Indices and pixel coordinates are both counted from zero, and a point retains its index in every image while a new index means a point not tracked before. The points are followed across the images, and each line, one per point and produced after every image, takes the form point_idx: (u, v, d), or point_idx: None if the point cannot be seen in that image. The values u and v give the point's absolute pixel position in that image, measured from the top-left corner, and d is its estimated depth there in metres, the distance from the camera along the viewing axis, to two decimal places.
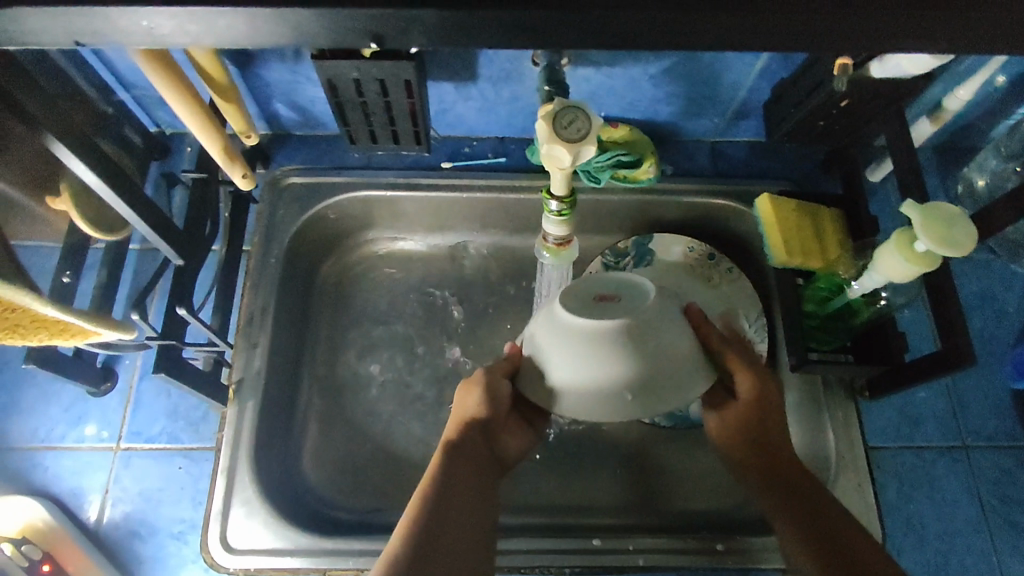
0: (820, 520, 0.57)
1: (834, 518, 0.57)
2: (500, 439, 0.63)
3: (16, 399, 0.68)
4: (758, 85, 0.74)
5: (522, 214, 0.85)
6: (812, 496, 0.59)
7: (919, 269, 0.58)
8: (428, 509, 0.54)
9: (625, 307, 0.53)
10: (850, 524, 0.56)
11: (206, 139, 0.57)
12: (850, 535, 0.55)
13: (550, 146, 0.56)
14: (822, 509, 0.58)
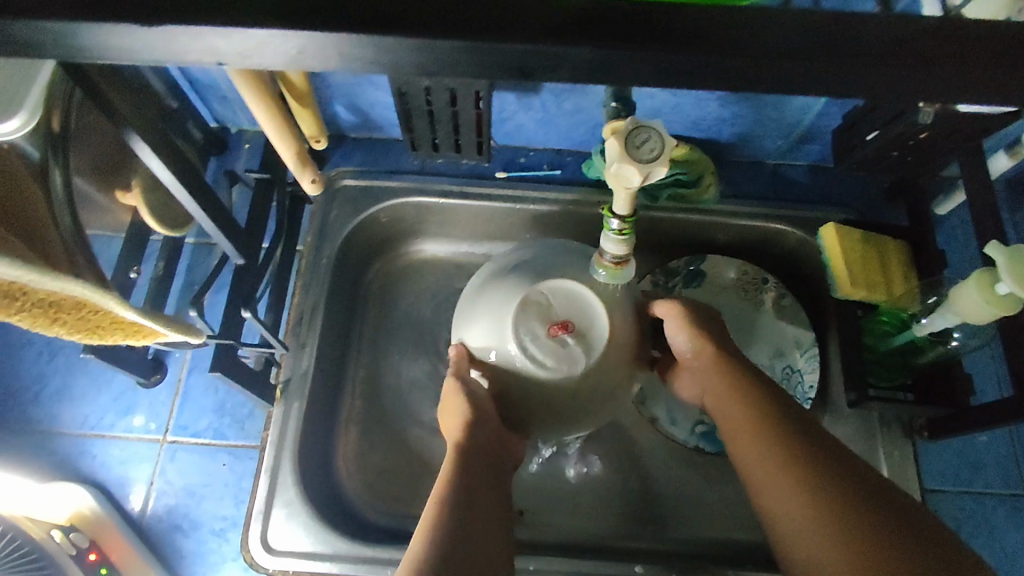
0: (795, 433, 0.53)
1: (810, 432, 0.53)
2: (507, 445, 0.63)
3: (68, 385, 0.69)
4: (828, 110, 0.72)
5: (574, 227, 0.84)
6: (782, 412, 0.55)
7: (1000, 312, 0.56)
8: (450, 512, 0.53)
9: (573, 345, 0.62)
10: (825, 439, 0.52)
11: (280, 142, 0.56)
12: (828, 449, 0.52)
13: (619, 166, 0.54)
14: (793, 421, 0.54)
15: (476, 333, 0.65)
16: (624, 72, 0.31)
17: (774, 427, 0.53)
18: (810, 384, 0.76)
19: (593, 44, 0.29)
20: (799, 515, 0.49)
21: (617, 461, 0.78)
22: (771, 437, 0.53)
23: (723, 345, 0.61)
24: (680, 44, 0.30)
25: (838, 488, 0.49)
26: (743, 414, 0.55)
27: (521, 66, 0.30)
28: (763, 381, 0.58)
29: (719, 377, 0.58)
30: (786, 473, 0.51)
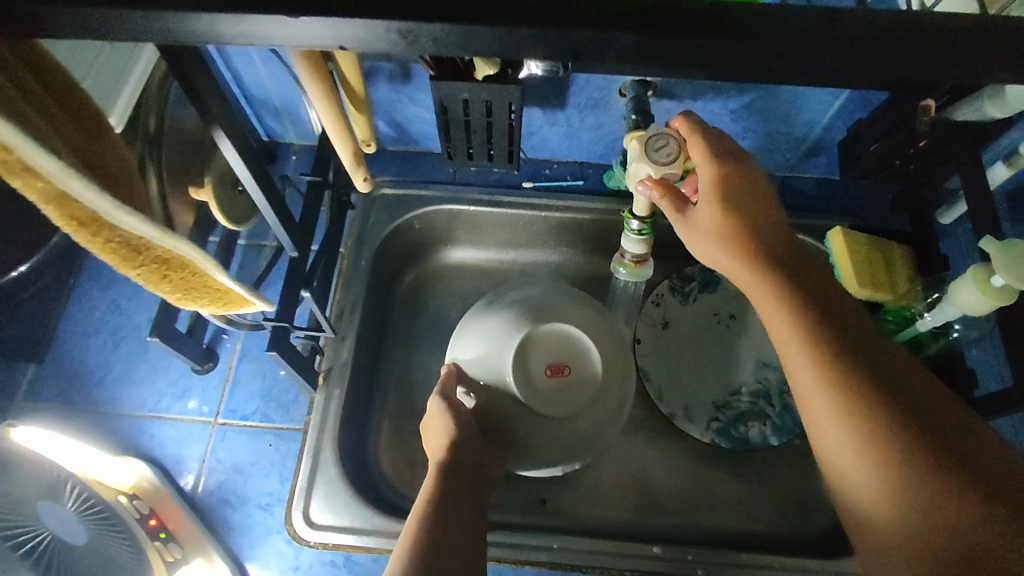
0: (853, 348, 0.50)
1: (868, 344, 0.51)
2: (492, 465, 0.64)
3: (129, 370, 0.75)
4: (833, 124, 0.77)
5: (594, 234, 0.90)
6: (843, 323, 0.51)
7: (998, 303, 0.60)
8: (429, 527, 0.56)
9: (561, 387, 0.67)
10: (885, 352, 0.51)
11: (336, 137, 0.56)
12: (888, 365, 0.50)
13: (640, 167, 0.61)
14: (853, 333, 0.51)
15: (473, 351, 0.69)
16: (650, 62, 0.36)
17: (834, 339, 0.50)
18: None
19: (625, 34, 0.35)
20: (857, 434, 0.47)
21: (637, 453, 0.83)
22: (829, 348, 0.50)
23: (766, 237, 0.55)
24: (699, 37, 0.35)
25: (898, 412, 0.47)
26: (796, 321, 0.51)
27: (563, 55, 0.36)
28: (817, 287, 0.53)
29: (760, 281, 0.53)
30: (840, 387, 0.48)
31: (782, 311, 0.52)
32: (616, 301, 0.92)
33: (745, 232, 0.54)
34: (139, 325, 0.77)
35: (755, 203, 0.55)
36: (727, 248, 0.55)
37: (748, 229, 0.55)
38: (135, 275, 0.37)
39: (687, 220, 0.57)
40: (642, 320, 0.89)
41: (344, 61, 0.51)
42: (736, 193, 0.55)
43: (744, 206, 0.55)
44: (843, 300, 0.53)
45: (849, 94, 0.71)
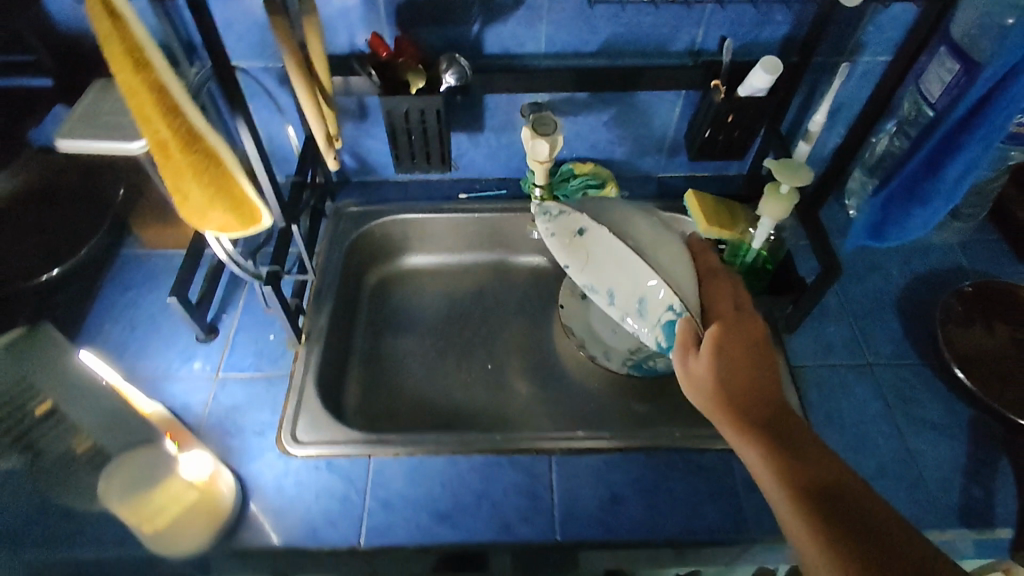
0: (822, 494, 0.55)
1: (830, 479, 0.57)
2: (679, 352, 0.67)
3: (142, 346, 0.92)
4: (679, 125, 1.07)
5: (519, 230, 1.15)
6: (803, 457, 0.59)
7: (789, 205, 0.83)
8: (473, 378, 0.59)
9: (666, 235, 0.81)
10: (856, 503, 0.55)
11: (306, 103, 0.78)
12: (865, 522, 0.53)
13: (534, 143, 0.86)
14: (828, 485, 0.56)
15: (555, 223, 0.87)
16: None
17: (818, 504, 0.55)
18: None
19: None
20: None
21: (569, 389, 1.03)
22: (803, 506, 0.55)
23: (744, 382, 0.64)
24: None
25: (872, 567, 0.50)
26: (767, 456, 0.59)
27: None
28: (794, 427, 0.61)
29: (741, 434, 0.61)
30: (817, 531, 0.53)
31: (757, 448, 0.60)
32: (543, 286, 1.17)
33: (732, 376, 0.64)
34: (150, 314, 0.95)
35: (745, 360, 0.65)
36: (718, 394, 0.63)
37: (728, 371, 0.64)
38: (188, 168, 0.59)
39: (691, 380, 0.66)
40: (564, 294, 1.11)
41: (313, 48, 0.76)
42: (725, 337, 0.66)
43: (729, 338, 0.66)
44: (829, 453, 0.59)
45: (682, 99, 1.02)
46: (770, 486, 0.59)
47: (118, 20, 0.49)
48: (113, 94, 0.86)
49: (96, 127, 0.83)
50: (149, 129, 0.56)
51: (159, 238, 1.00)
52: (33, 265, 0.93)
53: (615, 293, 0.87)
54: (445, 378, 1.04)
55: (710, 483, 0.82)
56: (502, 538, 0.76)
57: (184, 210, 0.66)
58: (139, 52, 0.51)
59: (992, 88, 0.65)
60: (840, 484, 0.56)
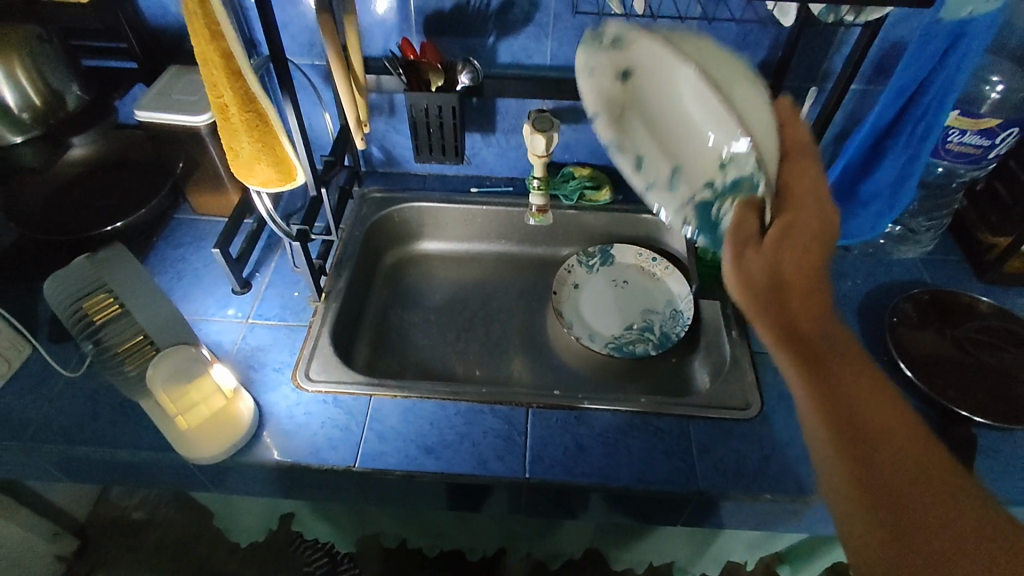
0: (851, 415, 0.55)
1: (874, 416, 0.55)
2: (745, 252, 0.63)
3: (186, 292, 1.06)
4: None
5: (523, 225, 1.28)
6: (846, 386, 0.57)
7: None
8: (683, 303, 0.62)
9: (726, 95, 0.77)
10: (889, 427, 0.54)
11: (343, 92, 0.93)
12: (890, 446, 0.53)
13: (533, 137, 1.00)
14: (861, 404, 0.55)
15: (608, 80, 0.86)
16: None
17: (853, 438, 0.54)
18: (688, 317, 1.17)
19: None
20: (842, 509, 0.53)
21: (555, 365, 1.14)
22: (831, 422, 0.55)
23: (795, 283, 0.61)
24: None
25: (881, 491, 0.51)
26: (802, 364, 0.58)
27: None
28: (843, 353, 0.59)
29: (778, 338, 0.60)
30: (840, 447, 0.54)
31: (792, 357, 0.59)
32: (541, 277, 1.29)
33: (784, 276, 0.61)
34: (195, 267, 1.10)
35: (802, 257, 0.62)
36: (767, 290, 0.61)
37: (784, 270, 0.62)
38: (243, 125, 0.74)
39: (739, 272, 0.63)
40: (559, 282, 1.23)
41: (352, 43, 0.91)
42: (784, 237, 0.63)
43: (789, 237, 0.63)
44: (868, 372, 0.58)
45: None
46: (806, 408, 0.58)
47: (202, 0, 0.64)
48: (185, 80, 1.04)
49: (169, 105, 1.01)
50: (215, 91, 0.71)
51: (210, 205, 1.16)
52: (90, 221, 1.05)
53: (644, 158, 0.88)
54: (444, 348, 1.16)
55: (667, 442, 0.91)
56: (478, 472, 0.87)
57: (235, 165, 0.81)
58: (216, 27, 0.66)
59: (908, 100, 0.77)
60: (874, 406, 0.55)
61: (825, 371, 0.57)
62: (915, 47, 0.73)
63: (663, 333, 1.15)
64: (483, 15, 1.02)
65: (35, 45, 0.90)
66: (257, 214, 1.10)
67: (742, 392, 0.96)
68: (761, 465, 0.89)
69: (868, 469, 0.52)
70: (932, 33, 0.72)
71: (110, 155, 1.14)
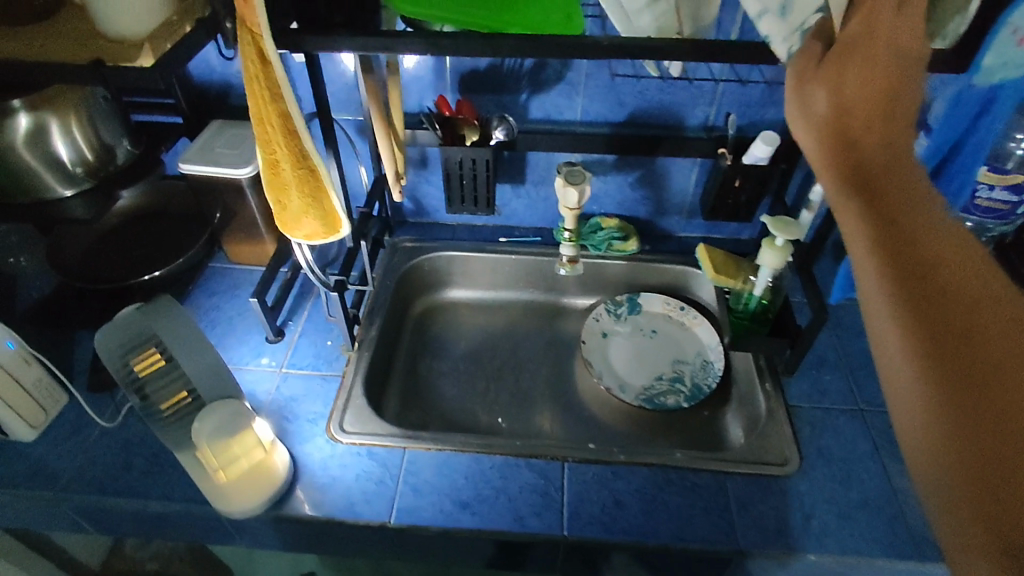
0: (923, 266, 0.44)
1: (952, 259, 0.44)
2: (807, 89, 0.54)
3: (221, 341, 1.07)
4: (695, 189, 1.22)
5: (551, 274, 1.29)
6: (916, 227, 0.46)
7: (785, 256, 0.96)
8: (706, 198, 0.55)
9: None
10: (975, 281, 0.42)
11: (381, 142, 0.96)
12: (979, 312, 0.41)
13: (565, 190, 1.02)
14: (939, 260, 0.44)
15: (652, 19, 0.68)
16: None
17: (920, 284, 0.43)
18: (719, 368, 1.16)
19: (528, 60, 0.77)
20: (907, 393, 0.42)
21: (584, 416, 1.13)
22: (894, 273, 0.44)
23: (867, 117, 0.51)
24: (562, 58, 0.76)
25: (958, 373, 0.40)
26: (868, 212, 0.47)
27: None
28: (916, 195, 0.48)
29: (836, 189, 0.50)
30: (898, 320, 0.43)
31: (851, 196, 0.49)
32: (568, 326, 1.30)
33: (851, 113, 0.51)
34: (230, 315, 1.11)
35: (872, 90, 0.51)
36: (826, 136, 0.52)
37: (849, 101, 0.51)
38: (295, 182, 0.76)
39: (802, 113, 0.54)
40: (587, 331, 1.23)
41: (394, 102, 0.94)
42: (849, 58, 0.53)
43: (857, 63, 0.52)
44: (955, 230, 0.45)
45: (699, 165, 1.18)
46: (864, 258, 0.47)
47: (264, 64, 0.66)
48: (227, 135, 1.07)
49: (211, 158, 1.04)
50: (270, 149, 0.74)
51: (245, 255, 1.19)
52: (127, 269, 1.06)
53: None
54: (472, 399, 1.15)
55: (705, 500, 0.89)
56: (514, 528, 0.85)
57: (282, 220, 0.83)
58: (276, 90, 0.68)
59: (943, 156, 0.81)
60: (967, 266, 0.43)
61: (894, 223, 0.46)
62: (951, 105, 0.76)
63: (694, 384, 1.14)
64: (516, 75, 1.05)
65: (94, 103, 0.91)
66: (291, 263, 1.12)
67: (779, 448, 0.95)
68: (801, 524, 0.87)
69: (936, 331, 0.41)
70: (966, 94, 0.74)
71: (151, 206, 1.17)
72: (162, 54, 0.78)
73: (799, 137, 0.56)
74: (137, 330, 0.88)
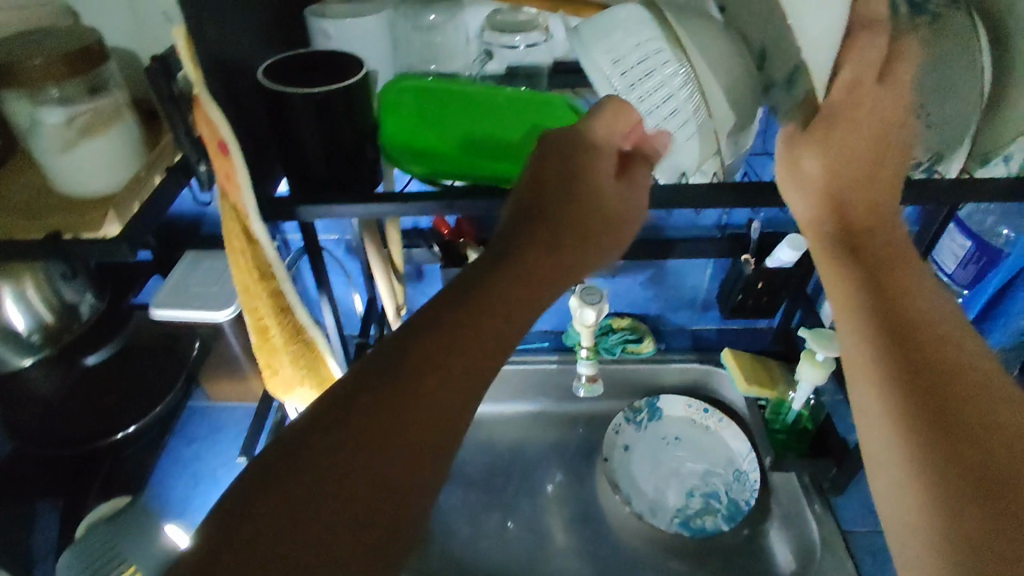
0: (904, 325, 0.49)
1: (920, 319, 0.50)
2: (801, 155, 0.56)
3: (204, 501, 0.95)
4: (710, 285, 1.16)
5: (561, 383, 1.21)
6: (892, 287, 0.52)
7: (826, 372, 0.88)
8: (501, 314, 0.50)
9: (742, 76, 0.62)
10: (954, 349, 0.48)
11: (379, 276, 0.87)
12: (954, 371, 0.46)
13: (582, 310, 0.94)
14: (557, 259, 0.56)
15: (692, 151, 0.63)
16: None
17: (899, 342, 0.49)
18: (755, 479, 1.06)
19: None
20: (880, 430, 0.47)
21: (619, 551, 1.02)
22: (882, 339, 0.49)
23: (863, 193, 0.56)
24: None
25: (942, 420, 0.44)
26: (855, 272, 0.54)
27: None
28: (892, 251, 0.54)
29: (829, 251, 0.56)
30: (881, 381, 0.48)
31: (841, 254, 0.55)
32: (585, 436, 1.19)
33: (842, 177, 0.56)
34: (213, 468, 0.99)
35: (864, 151, 0.55)
36: (822, 198, 0.57)
37: (846, 174, 0.55)
38: (289, 351, 0.66)
39: (791, 175, 0.57)
40: (607, 446, 1.12)
41: (392, 236, 0.86)
42: (840, 125, 0.54)
43: (846, 130, 0.54)
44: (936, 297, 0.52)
45: (713, 264, 1.12)
46: (851, 308, 0.53)
47: (252, 240, 0.57)
48: (203, 270, 0.97)
49: (188, 299, 0.93)
50: (257, 320, 0.64)
51: (227, 392, 1.07)
52: (98, 422, 0.92)
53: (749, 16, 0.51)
54: (491, 537, 1.05)
55: None
56: None
57: (271, 385, 0.73)
58: (266, 265, 0.59)
59: None
60: (933, 326, 0.49)
61: (884, 290, 0.52)
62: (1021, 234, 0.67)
63: (730, 502, 1.04)
64: None
65: (52, 265, 0.86)
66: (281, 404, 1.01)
67: None
68: None
69: (926, 393, 0.46)
70: None
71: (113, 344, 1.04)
72: (128, 217, 0.68)
73: (788, 199, 0.59)
74: (114, 555, 0.76)
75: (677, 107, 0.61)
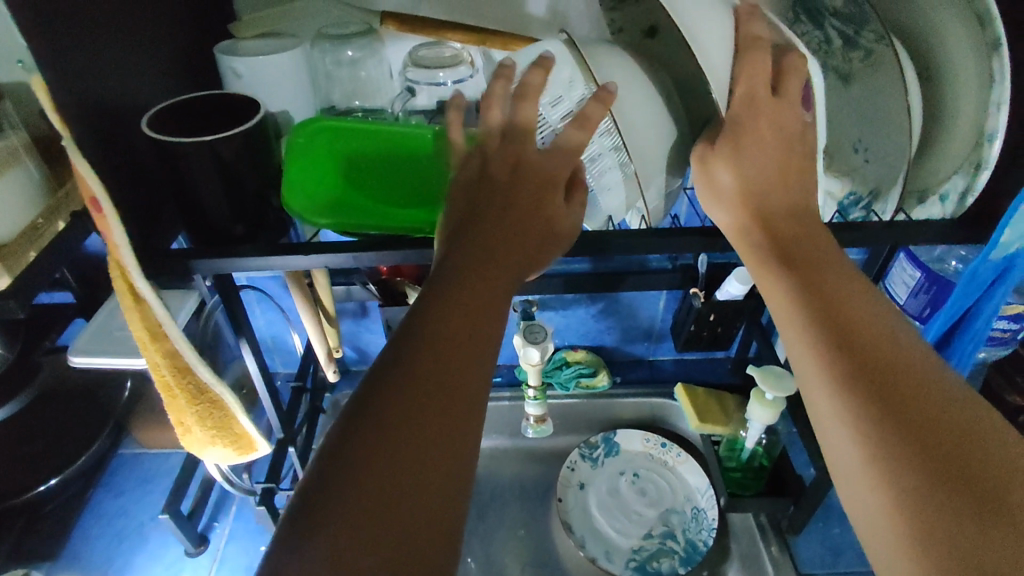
0: (851, 338, 0.46)
1: (870, 324, 0.47)
2: (715, 168, 0.55)
3: (130, 560, 0.90)
4: (664, 316, 1.13)
5: (515, 418, 1.16)
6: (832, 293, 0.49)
7: (776, 412, 0.86)
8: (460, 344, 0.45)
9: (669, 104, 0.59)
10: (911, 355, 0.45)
11: (307, 321, 0.83)
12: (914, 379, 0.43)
13: (526, 350, 0.90)
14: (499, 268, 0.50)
15: (617, 193, 0.60)
16: None
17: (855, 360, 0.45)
18: (713, 518, 1.02)
19: None
20: (858, 462, 0.43)
21: None
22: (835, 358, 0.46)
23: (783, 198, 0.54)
24: None
25: (926, 446, 0.40)
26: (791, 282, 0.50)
27: None
28: (821, 251, 0.51)
29: (761, 265, 0.53)
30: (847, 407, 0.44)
31: (775, 267, 0.52)
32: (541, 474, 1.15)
33: (758, 185, 0.54)
34: (141, 523, 0.94)
35: (774, 160, 0.54)
36: (741, 208, 0.54)
37: (763, 181, 0.54)
38: (194, 412, 0.62)
39: (709, 190, 0.56)
40: (561, 484, 1.08)
41: (319, 278, 0.82)
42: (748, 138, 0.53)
43: (755, 145, 0.53)
44: (870, 307, 0.48)
45: (666, 295, 1.09)
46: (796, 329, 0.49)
47: (141, 299, 0.54)
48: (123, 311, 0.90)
49: (108, 343, 0.86)
50: (157, 379, 0.60)
51: (159, 438, 1.02)
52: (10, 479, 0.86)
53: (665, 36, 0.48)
54: None
55: None
56: None
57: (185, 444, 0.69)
58: (157, 325, 0.55)
59: (958, 319, 0.67)
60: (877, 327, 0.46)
61: (825, 297, 0.49)
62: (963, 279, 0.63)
63: (686, 543, 1.01)
64: None
65: None
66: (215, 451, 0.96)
67: None
68: None
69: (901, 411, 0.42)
70: (977, 270, 0.62)
71: None
72: (20, 269, 0.63)
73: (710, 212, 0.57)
74: None
75: (598, 149, 0.60)
